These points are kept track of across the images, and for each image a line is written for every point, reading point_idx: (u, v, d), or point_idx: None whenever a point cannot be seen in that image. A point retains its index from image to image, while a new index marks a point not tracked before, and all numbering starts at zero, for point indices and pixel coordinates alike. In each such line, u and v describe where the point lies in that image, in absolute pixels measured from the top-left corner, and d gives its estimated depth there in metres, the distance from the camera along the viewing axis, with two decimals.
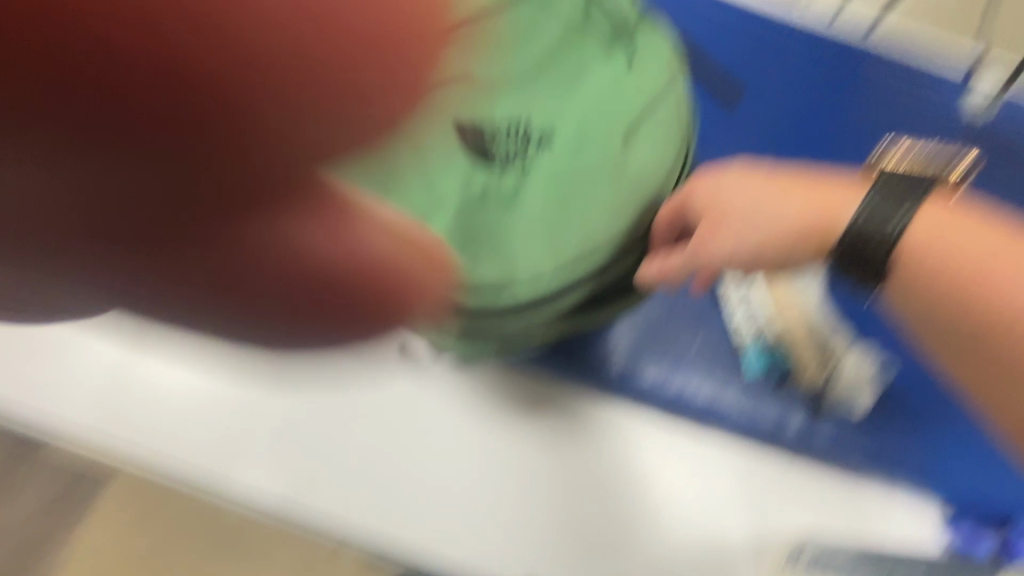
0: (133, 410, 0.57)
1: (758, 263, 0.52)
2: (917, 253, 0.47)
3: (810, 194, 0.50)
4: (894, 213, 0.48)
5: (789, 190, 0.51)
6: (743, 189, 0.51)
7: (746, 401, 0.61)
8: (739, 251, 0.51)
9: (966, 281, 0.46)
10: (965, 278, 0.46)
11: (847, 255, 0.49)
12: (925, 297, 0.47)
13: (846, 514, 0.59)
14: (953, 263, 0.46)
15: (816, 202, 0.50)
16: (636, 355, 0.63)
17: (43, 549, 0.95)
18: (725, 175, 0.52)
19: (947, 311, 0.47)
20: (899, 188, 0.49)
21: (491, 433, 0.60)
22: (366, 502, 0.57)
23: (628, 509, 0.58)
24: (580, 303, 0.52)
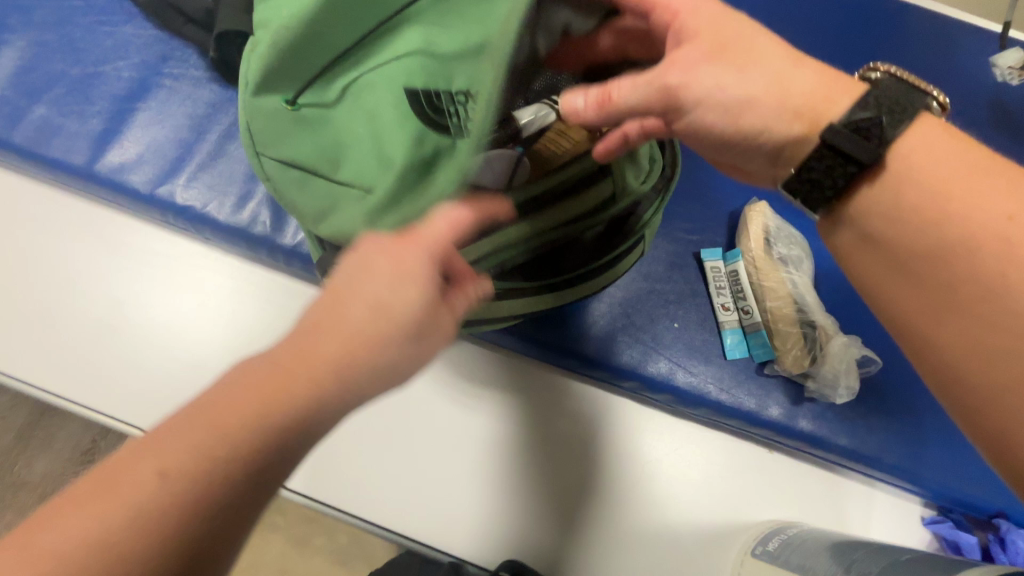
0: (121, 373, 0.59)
1: (714, 137, 0.41)
2: (889, 173, 0.37)
3: (827, 89, 0.39)
4: (875, 115, 0.37)
5: (813, 70, 0.39)
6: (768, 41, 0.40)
7: (726, 384, 0.59)
8: (706, 109, 0.40)
9: (932, 223, 0.36)
10: (917, 208, 0.36)
11: (819, 155, 0.38)
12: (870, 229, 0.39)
13: (815, 497, 0.59)
14: (924, 197, 0.36)
15: (809, 93, 0.38)
16: (611, 337, 0.60)
17: None
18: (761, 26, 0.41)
19: (898, 258, 0.38)
20: (891, 103, 0.37)
21: (462, 411, 0.60)
22: (340, 472, 0.59)
23: (600, 488, 0.59)
24: (545, 284, 0.51)
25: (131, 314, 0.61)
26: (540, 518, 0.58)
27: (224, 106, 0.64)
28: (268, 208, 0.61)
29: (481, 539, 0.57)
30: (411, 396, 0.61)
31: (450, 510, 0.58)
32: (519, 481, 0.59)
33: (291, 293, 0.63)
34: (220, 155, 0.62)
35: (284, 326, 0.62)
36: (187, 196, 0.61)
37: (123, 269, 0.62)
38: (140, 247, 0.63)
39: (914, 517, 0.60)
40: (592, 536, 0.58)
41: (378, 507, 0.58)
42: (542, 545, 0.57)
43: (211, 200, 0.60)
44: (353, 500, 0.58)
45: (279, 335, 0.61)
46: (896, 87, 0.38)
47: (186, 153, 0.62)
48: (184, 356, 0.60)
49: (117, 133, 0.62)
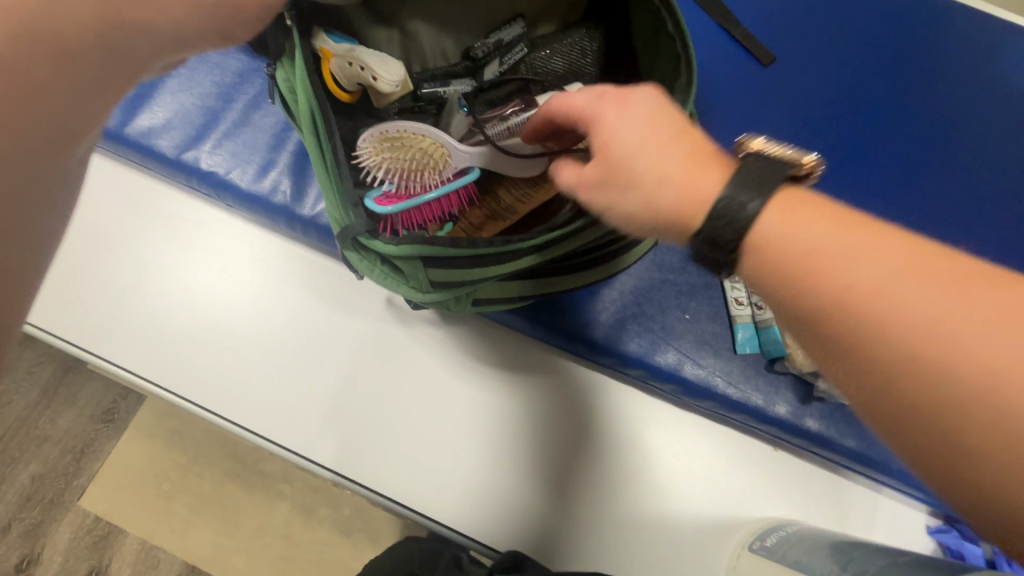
0: (150, 334, 0.62)
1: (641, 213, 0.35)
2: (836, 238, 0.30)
3: (702, 170, 0.33)
4: (760, 190, 0.31)
5: (683, 148, 0.34)
6: (666, 117, 0.35)
7: (734, 378, 0.59)
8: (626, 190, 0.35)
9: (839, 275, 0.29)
10: (826, 259, 0.29)
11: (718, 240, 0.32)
12: (789, 283, 0.30)
13: (818, 498, 0.59)
14: (823, 245, 0.30)
15: (692, 179, 0.33)
16: (621, 325, 0.60)
17: (83, 459, 1.02)
18: (648, 100, 0.35)
19: (823, 311, 0.29)
20: (766, 174, 0.32)
21: (469, 387, 0.61)
22: (346, 440, 0.60)
23: (600, 473, 0.59)
24: (558, 266, 0.51)
25: (154, 274, 0.63)
26: (540, 499, 0.59)
27: (250, 75, 0.65)
28: (288, 178, 0.62)
29: (480, 516, 0.58)
30: (419, 372, 0.62)
31: (451, 485, 0.59)
32: (520, 462, 0.59)
33: (306, 264, 0.64)
34: (245, 124, 0.63)
35: (300, 296, 0.63)
36: (211, 162, 0.62)
37: (148, 232, 0.64)
38: (164, 210, 0.65)
39: (918, 525, 0.59)
40: (590, 520, 0.58)
41: (381, 477, 0.59)
42: (541, 526, 0.58)
43: (233, 167, 0.62)
44: (358, 468, 0.59)
45: (294, 304, 0.63)
46: (764, 160, 0.33)
47: (212, 120, 0.63)
48: (202, 319, 0.62)
49: (147, 97, 0.63)
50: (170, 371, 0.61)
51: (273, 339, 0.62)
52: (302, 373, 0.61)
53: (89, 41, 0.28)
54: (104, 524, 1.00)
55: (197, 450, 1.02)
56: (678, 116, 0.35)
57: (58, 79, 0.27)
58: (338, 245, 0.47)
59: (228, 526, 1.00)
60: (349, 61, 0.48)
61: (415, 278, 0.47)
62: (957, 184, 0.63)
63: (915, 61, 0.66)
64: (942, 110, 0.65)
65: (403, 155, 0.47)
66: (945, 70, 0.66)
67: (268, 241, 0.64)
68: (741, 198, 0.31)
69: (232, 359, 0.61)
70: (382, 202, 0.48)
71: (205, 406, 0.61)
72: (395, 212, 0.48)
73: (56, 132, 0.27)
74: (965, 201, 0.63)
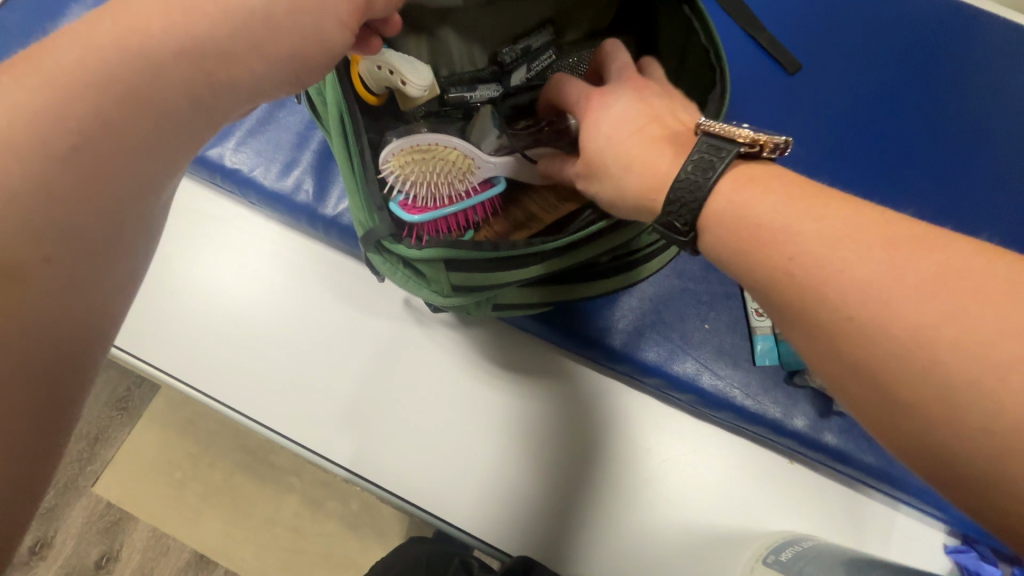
0: (172, 328, 0.63)
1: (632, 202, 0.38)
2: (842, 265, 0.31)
3: (662, 149, 0.36)
4: (710, 167, 0.34)
5: (650, 133, 0.38)
6: (633, 111, 0.39)
7: (753, 390, 0.58)
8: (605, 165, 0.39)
9: (783, 247, 0.30)
10: (779, 236, 0.31)
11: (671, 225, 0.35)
12: (755, 272, 0.32)
13: (834, 513, 0.59)
14: (779, 227, 0.31)
15: (649, 157, 0.36)
16: (639, 333, 0.60)
17: (98, 446, 1.03)
18: (625, 93, 0.40)
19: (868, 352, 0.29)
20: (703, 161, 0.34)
21: (485, 391, 0.61)
22: (362, 440, 0.60)
23: (613, 481, 0.59)
24: (579, 272, 0.51)
25: (175, 269, 0.64)
26: (551, 504, 0.59)
27: None
28: (311, 177, 0.62)
29: (493, 520, 0.58)
30: (434, 374, 0.62)
31: (463, 488, 0.59)
32: (533, 467, 0.59)
33: (326, 263, 0.64)
34: (269, 122, 0.64)
35: (318, 294, 0.63)
36: (236, 160, 0.62)
37: (170, 227, 0.65)
38: (186, 206, 0.65)
39: (935, 544, 0.58)
40: (603, 527, 0.58)
41: (395, 477, 0.59)
42: (552, 532, 0.58)
43: (257, 165, 0.62)
44: (373, 468, 0.60)
45: (313, 302, 0.63)
46: (711, 140, 0.35)
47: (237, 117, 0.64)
48: (221, 314, 0.63)
49: None
50: (189, 366, 0.62)
51: (290, 337, 0.62)
52: (318, 372, 0.62)
53: (157, 88, 0.29)
54: (117, 510, 1.02)
55: (210, 441, 1.03)
56: (645, 110, 0.39)
57: (115, 102, 0.28)
58: (363, 248, 0.48)
59: (239, 516, 1.01)
60: (379, 65, 0.48)
61: (438, 282, 0.47)
62: (988, 202, 0.62)
63: (950, 72, 0.65)
64: (977, 123, 0.64)
65: (432, 168, 0.47)
66: (982, 82, 0.64)
67: (289, 239, 0.65)
68: (692, 176, 0.34)
69: (249, 356, 0.62)
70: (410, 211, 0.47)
71: (223, 401, 0.61)
72: (422, 221, 0.48)
73: (123, 173, 0.29)
74: (996, 219, 0.62)
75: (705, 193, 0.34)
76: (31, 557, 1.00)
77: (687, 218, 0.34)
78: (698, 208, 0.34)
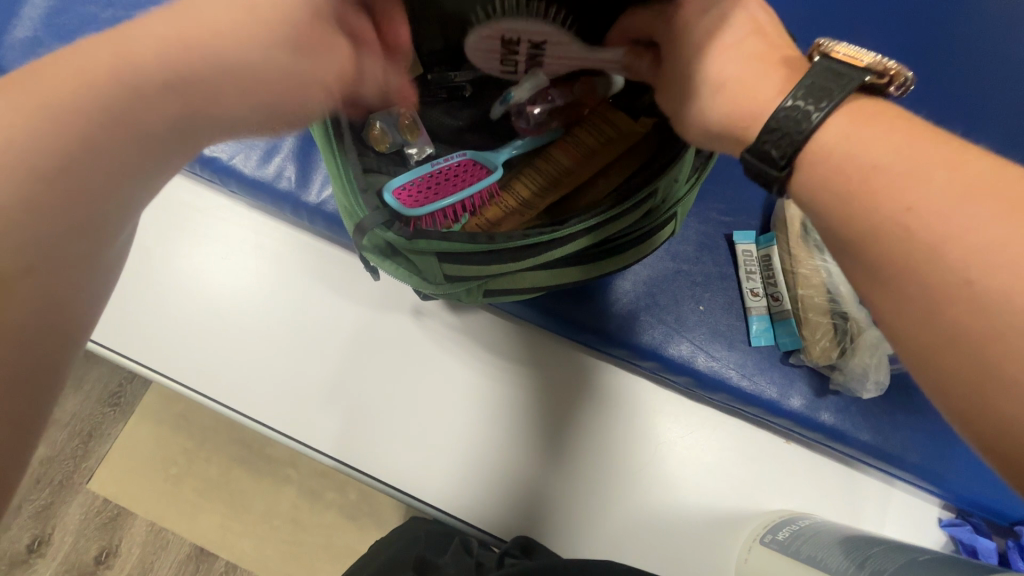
0: (156, 322, 0.61)
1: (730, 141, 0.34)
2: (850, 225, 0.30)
3: (771, 75, 0.32)
4: (823, 98, 0.30)
5: (752, 50, 0.34)
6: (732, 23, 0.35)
7: (749, 371, 0.58)
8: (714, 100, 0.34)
9: None
10: None
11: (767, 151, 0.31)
12: None
13: (830, 491, 0.59)
14: None
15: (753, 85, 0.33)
16: (634, 317, 0.59)
17: (91, 442, 1.02)
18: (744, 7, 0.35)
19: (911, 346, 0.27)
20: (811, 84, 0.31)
21: (481, 378, 0.60)
22: (355, 432, 0.59)
23: (611, 466, 0.58)
24: (575, 260, 0.49)
25: (157, 260, 0.62)
26: (550, 491, 0.58)
27: None
28: (293, 163, 0.60)
29: (491, 507, 0.58)
30: (425, 363, 0.61)
31: (458, 477, 0.58)
32: (530, 454, 0.59)
33: (313, 251, 0.62)
34: None
35: (306, 283, 0.62)
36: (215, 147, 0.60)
37: (151, 219, 0.63)
38: (165, 196, 0.63)
39: (931, 517, 0.58)
40: (601, 513, 0.57)
41: (389, 468, 0.58)
42: (550, 517, 0.58)
43: (237, 153, 0.60)
44: (368, 460, 0.59)
45: (300, 293, 0.62)
46: (829, 65, 0.31)
47: None
48: (206, 307, 0.61)
49: None
50: (175, 359, 0.60)
51: (279, 328, 0.61)
52: (309, 362, 0.60)
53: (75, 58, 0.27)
54: (114, 505, 1.01)
55: (205, 435, 1.03)
56: (746, 23, 0.35)
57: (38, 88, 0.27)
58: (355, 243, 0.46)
59: (236, 509, 1.01)
60: None
61: (429, 271, 0.46)
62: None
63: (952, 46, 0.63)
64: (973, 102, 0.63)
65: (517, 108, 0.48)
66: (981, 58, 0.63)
67: (274, 228, 0.63)
68: (803, 105, 0.30)
69: (239, 347, 0.60)
70: (403, 198, 0.46)
71: (211, 395, 0.60)
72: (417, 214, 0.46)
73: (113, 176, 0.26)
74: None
75: (813, 121, 0.30)
76: (28, 554, 0.99)
77: (787, 149, 0.31)
78: (802, 138, 0.30)
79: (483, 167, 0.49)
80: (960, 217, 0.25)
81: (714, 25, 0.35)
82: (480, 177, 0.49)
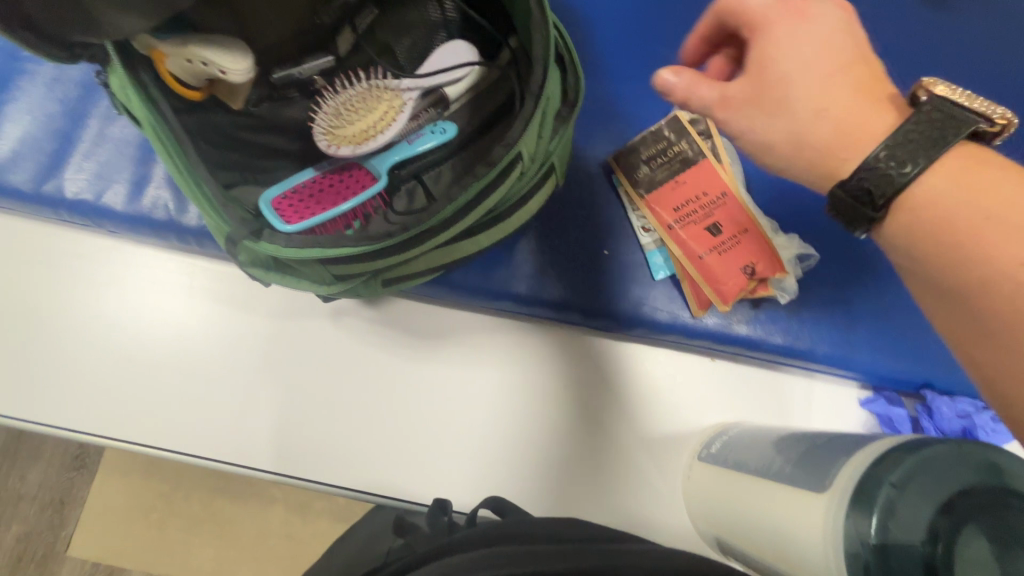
0: (67, 384, 0.58)
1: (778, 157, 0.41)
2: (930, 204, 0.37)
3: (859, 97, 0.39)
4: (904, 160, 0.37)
5: (850, 80, 0.39)
6: (823, 60, 0.39)
7: (661, 302, 0.60)
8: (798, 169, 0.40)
9: None
10: None
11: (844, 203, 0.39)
12: None
13: (759, 394, 0.62)
14: None
15: (811, 130, 0.39)
16: (545, 274, 0.60)
17: (65, 508, 1.00)
18: (824, 45, 0.39)
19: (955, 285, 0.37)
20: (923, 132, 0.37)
21: (412, 363, 0.61)
22: (299, 444, 0.58)
23: (554, 418, 0.60)
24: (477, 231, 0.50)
25: (51, 317, 0.59)
26: (503, 454, 0.59)
27: (95, 86, 0.59)
28: (168, 189, 0.58)
29: (445, 483, 0.59)
30: (352, 361, 0.60)
31: (412, 466, 0.59)
32: (478, 427, 0.60)
33: (214, 274, 0.61)
34: (106, 141, 0.58)
35: (216, 309, 0.60)
36: (78, 189, 0.57)
37: (41, 275, 0.60)
38: (46, 249, 0.60)
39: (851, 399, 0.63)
40: (552, 465, 0.60)
41: (341, 471, 0.58)
42: (508, 481, 0.59)
43: (105, 190, 0.57)
44: (317, 468, 0.58)
45: (212, 319, 0.60)
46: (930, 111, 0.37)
47: (69, 143, 0.58)
48: (115, 356, 0.59)
49: None
50: (95, 416, 0.58)
51: (197, 359, 0.59)
52: (239, 387, 0.59)
53: None
54: (102, 568, 0.99)
55: (175, 478, 1.01)
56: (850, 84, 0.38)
57: None
58: (235, 263, 0.45)
59: (226, 541, 1.00)
60: (187, 59, 0.42)
61: (319, 274, 0.46)
62: None
63: None
64: None
65: (358, 110, 0.47)
66: None
67: (170, 260, 0.61)
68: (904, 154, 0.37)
69: (161, 389, 0.59)
70: (280, 214, 0.46)
71: (141, 441, 0.58)
72: (299, 229, 0.46)
73: None
74: None
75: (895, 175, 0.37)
76: None
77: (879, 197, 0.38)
78: (890, 183, 0.37)
79: (369, 174, 0.48)
80: (794, 91, 0.39)
81: (788, 48, 0.39)
82: (364, 185, 0.47)
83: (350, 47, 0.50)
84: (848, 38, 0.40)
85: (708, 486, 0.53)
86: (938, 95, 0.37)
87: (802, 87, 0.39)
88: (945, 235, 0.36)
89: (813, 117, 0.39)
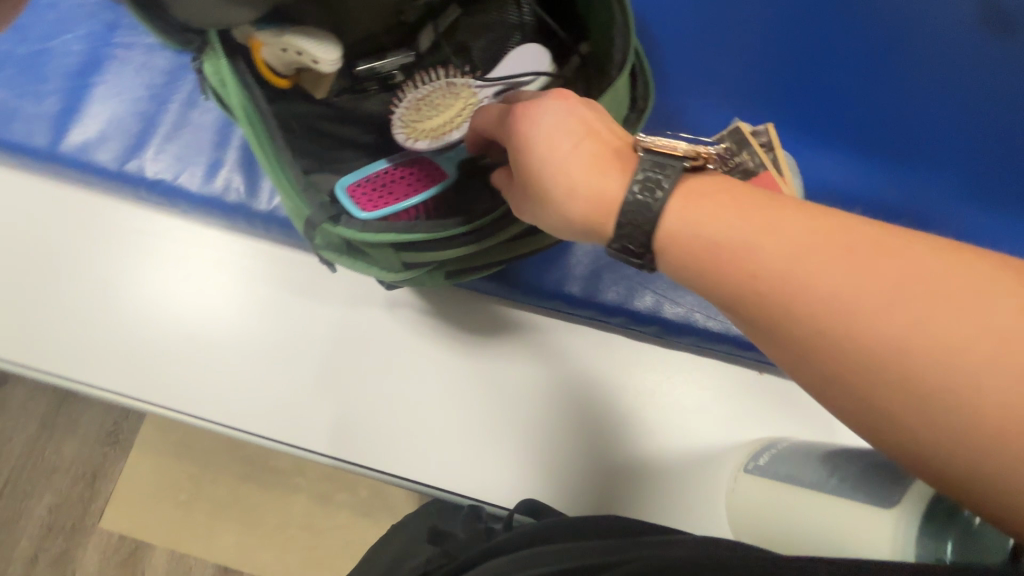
0: (128, 354, 0.61)
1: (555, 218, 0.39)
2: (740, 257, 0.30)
3: (595, 159, 0.36)
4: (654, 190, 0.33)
5: (590, 150, 0.36)
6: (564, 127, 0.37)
7: (713, 311, 0.60)
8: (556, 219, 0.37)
9: None
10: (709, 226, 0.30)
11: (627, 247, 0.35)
12: None
13: (806, 411, 0.61)
14: None
15: (564, 188, 0.36)
16: (597, 276, 0.61)
17: (99, 481, 1.03)
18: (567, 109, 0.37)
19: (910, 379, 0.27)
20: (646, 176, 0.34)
21: (460, 356, 0.62)
22: (345, 428, 0.60)
23: (596, 420, 0.61)
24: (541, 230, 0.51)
25: (120, 290, 0.62)
26: (543, 453, 0.60)
27: (180, 73, 0.62)
28: (240, 174, 0.60)
29: (485, 477, 0.59)
30: (401, 351, 0.62)
31: (453, 457, 0.60)
32: (520, 424, 0.60)
33: (273, 259, 0.63)
34: (185, 125, 0.61)
35: (274, 292, 0.62)
36: (158, 169, 0.60)
37: (109, 249, 0.62)
38: (117, 225, 0.63)
39: None
40: (589, 468, 0.60)
41: (384, 457, 0.60)
42: (546, 479, 0.59)
43: (181, 172, 0.60)
44: (361, 453, 0.59)
45: (270, 302, 0.62)
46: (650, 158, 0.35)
47: (151, 125, 0.61)
48: (174, 330, 0.61)
49: (75, 111, 0.60)
50: (152, 386, 0.60)
51: (253, 338, 0.61)
52: (291, 368, 0.61)
53: None
54: (130, 540, 1.01)
55: (207, 457, 1.03)
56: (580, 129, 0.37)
57: None
58: (310, 245, 0.47)
59: (252, 523, 1.02)
60: (283, 48, 0.45)
61: (387, 261, 0.47)
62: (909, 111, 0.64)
63: None
64: None
65: (436, 107, 0.50)
66: None
67: (234, 242, 0.63)
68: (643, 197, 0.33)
69: (216, 365, 0.61)
70: (355, 202, 0.47)
71: (196, 414, 0.60)
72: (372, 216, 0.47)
73: None
74: None
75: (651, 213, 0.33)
76: None
77: (639, 239, 0.34)
78: (648, 228, 0.34)
79: (440, 168, 0.49)
80: (560, 166, 0.36)
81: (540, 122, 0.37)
82: (434, 179, 0.49)
83: (431, 44, 0.52)
84: (580, 126, 0.37)
85: (753, 499, 0.53)
86: (654, 149, 0.36)
87: (566, 160, 0.36)
88: (939, 349, 0.26)
89: (572, 191, 0.36)
